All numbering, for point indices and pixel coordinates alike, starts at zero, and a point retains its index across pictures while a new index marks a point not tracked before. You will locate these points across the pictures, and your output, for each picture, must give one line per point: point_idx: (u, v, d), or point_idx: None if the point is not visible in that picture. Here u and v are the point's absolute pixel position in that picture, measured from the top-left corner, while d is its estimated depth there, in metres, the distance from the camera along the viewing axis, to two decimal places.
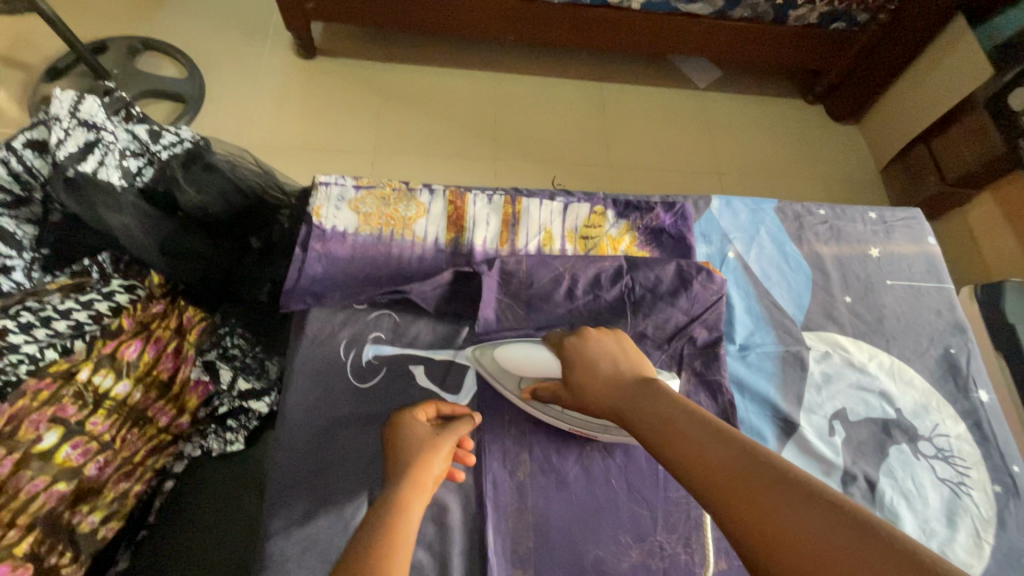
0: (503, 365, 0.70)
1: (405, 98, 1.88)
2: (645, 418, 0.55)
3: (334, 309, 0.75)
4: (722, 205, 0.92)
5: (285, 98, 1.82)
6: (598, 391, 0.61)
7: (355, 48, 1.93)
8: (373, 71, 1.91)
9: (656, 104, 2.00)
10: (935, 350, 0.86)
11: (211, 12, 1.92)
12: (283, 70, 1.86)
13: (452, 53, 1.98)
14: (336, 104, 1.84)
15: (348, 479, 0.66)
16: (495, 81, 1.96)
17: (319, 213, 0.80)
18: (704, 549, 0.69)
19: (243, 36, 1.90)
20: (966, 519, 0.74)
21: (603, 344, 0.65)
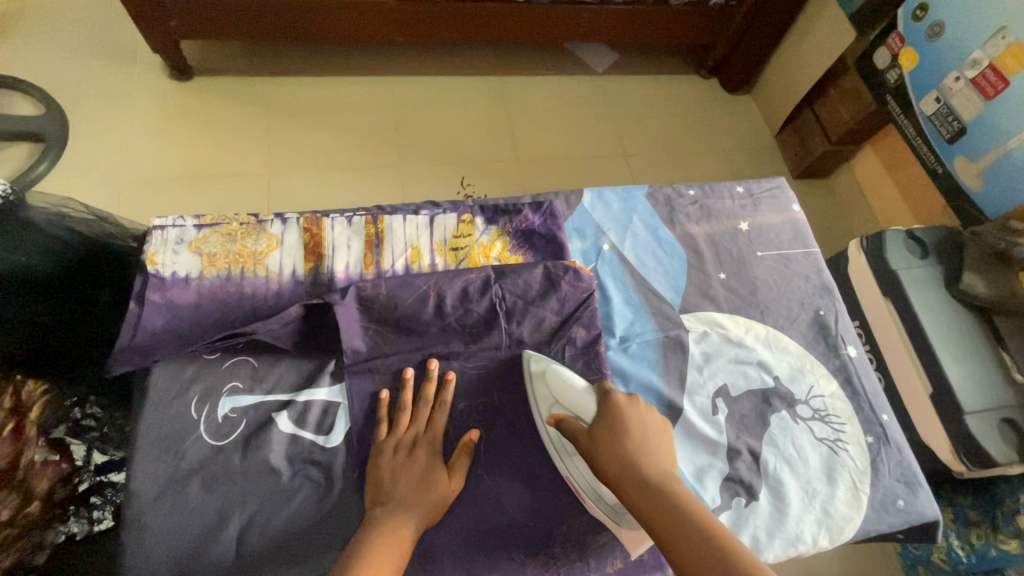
0: (551, 390, 0.71)
1: (296, 111, 1.78)
2: (656, 511, 0.56)
3: (180, 363, 0.69)
4: (594, 198, 0.91)
5: (161, 125, 1.68)
6: (614, 464, 0.61)
7: (234, 63, 1.81)
8: (258, 86, 1.80)
9: (558, 93, 2.00)
10: (805, 314, 0.89)
11: (64, 38, 1.74)
12: (155, 94, 1.72)
13: (343, 59, 1.90)
14: (220, 126, 1.72)
15: (212, 553, 0.61)
16: (390, 85, 1.89)
17: (154, 260, 0.73)
18: (601, 552, 0.69)
19: (105, 62, 1.74)
20: (844, 474, 0.78)
21: (637, 414, 0.65)
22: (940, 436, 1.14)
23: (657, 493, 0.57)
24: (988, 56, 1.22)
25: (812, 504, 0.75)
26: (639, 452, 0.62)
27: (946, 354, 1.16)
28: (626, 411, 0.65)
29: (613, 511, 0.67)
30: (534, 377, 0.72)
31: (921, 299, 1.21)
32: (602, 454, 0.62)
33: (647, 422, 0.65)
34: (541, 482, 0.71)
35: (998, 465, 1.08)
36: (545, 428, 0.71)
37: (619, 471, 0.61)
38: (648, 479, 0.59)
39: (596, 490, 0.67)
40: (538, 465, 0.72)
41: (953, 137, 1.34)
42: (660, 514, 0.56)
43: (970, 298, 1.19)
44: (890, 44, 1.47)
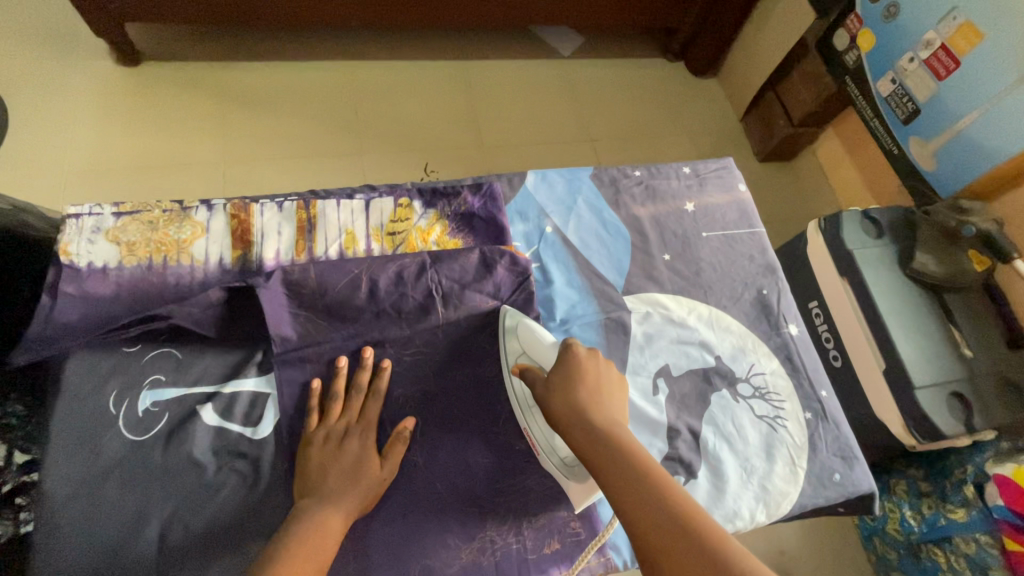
0: (523, 341, 0.71)
1: (253, 98, 1.73)
2: (598, 450, 0.56)
3: (98, 358, 0.66)
4: (537, 179, 0.90)
5: (108, 113, 1.61)
6: (565, 407, 0.61)
7: (185, 48, 1.74)
8: (211, 71, 1.73)
9: (523, 78, 1.97)
10: (749, 293, 0.90)
11: (1, 21, 1.65)
12: (101, 81, 1.65)
13: (302, 43, 1.85)
14: (171, 114, 1.65)
15: (130, 552, 0.59)
16: (350, 70, 1.84)
17: (66, 250, 0.69)
18: (538, 535, 0.69)
19: (47, 47, 1.65)
20: (782, 450, 0.79)
21: (593, 362, 0.65)
22: (891, 411, 1.16)
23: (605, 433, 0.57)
24: (940, 37, 1.22)
25: (749, 481, 0.76)
26: (591, 398, 0.61)
27: (898, 331, 1.17)
28: (585, 359, 0.65)
29: (564, 465, 0.66)
30: (507, 330, 0.73)
31: (874, 276, 1.22)
32: (555, 397, 0.62)
33: (603, 371, 0.65)
34: (479, 468, 0.70)
35: (945, 437, 1.11)
36: (511, 380, 0.72)
37: (569, 413, 0.60)
38: (597, 423, 0.59)
39: (551, 443, 0.67)
40: (476, 451, 0.71)
41: (908, 118, 1.34)
42: (603, 454, 0.56)
43: (921, 276, 1.21)
44: (849, 25, 1.44)
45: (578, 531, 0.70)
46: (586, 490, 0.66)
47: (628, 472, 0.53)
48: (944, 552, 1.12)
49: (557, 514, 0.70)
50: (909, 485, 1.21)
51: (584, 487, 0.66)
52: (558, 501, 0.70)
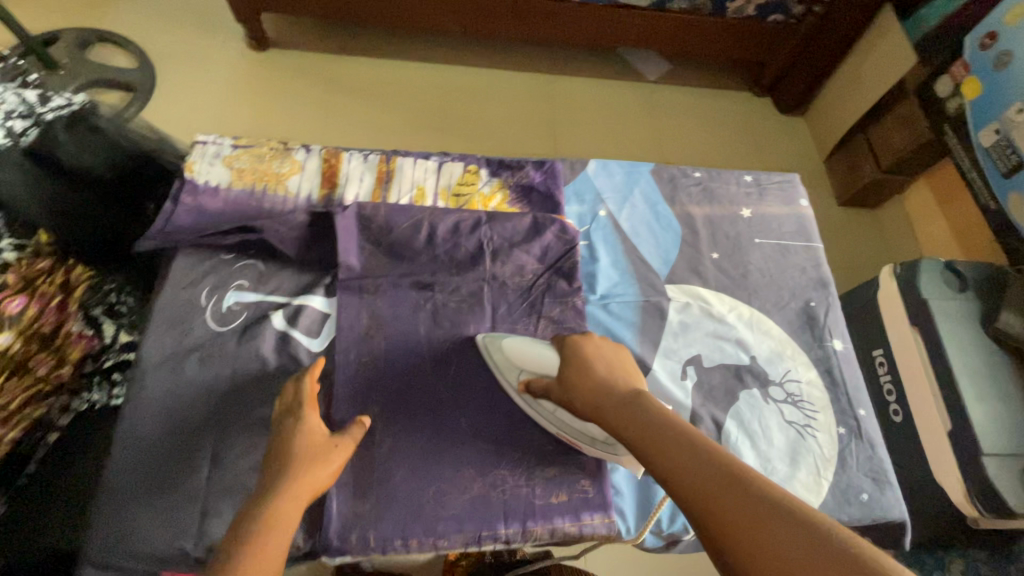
0: (508, 357, 0.74)
1: (355, 88, 1.92)
2: (621, 415, 0.61)
3: (198, 257, 0.78)
4: (598, 167, 0.95)
5: (235, 88, 1.86)
6: (586, 390, 0.67)
7: (307, 39, 1.97)
8: (324, 62, 1.95)
9: (604, 96, 2.04)
10: (795, 303, 0.89)
11: (165, 5, 1.96)
12: (234, 60, 1.90)
13: (405, 45, 2.03)
14: (284, 94, 1.87)
15: (195, 422, 0.69)
16: (444, 72, 2.00)
17: (191, 168, 0.83)
18: (547, 483, 0.72)
19: (195, 28, 1.94)
20: (808, 458, 0.77)
21: (601, 349, 0.71)
22: (950, 471, 1.08)
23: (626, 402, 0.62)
24: None
25: None
26: (610, 376, 0.67)
27: (968, 389, 1.10)
28: (585, 344, 0.71)
29: (604, 444, 0.70)
30: (493, 354, 0.75)
31: (947, 326, 1.16)
32: (572, 382, 0.68)
33: (609, 354, 0.71)
34: (501, 413, 0.75)
35: (1014, 513, 1.01)
36: (522, 398, 0.74)
37: (591, 399, 0.65)
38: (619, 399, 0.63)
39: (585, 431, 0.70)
40: (500, 397, 0.76)
41: (1011, 170, 1.32)
42: (629, 423, 0.60)
43: (1006, 337, 1.13)
44: (955, 72, 1.46)
45: (587, 489, 0.72)
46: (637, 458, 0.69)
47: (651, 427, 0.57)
48: None
49: (569, 469, 0.73)
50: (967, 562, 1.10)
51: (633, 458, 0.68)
52: (570, 459, 0.74)
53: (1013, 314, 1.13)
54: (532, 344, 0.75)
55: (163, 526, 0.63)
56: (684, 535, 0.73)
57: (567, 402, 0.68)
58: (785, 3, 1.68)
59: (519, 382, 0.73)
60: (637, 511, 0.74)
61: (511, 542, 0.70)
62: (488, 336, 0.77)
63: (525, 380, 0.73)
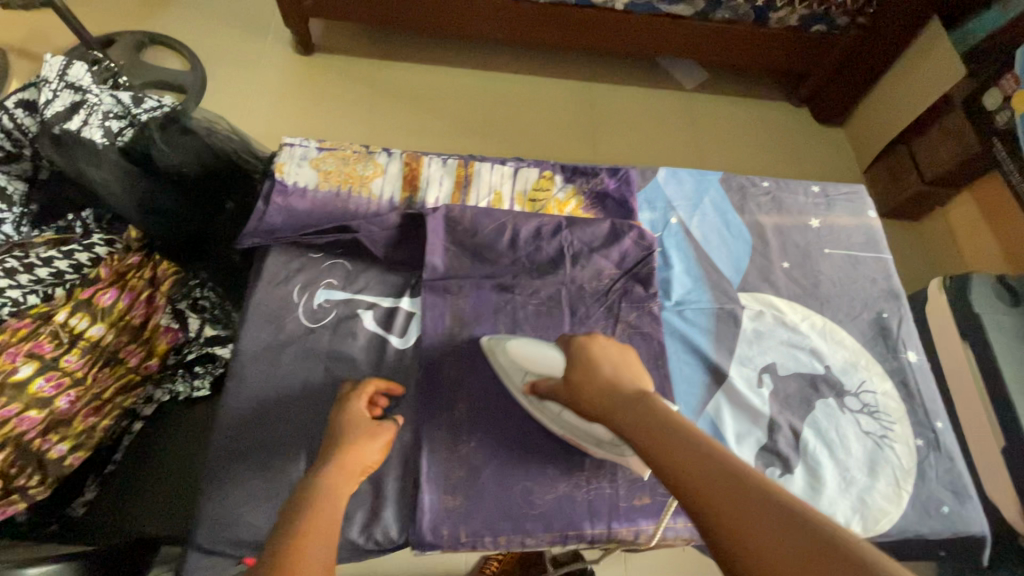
0: (515, 358, 0.73)
1: (399, 93, 1.95)
2: (630, 418, 0.59)
3: (290, 256, 0.80)
4: (668, 175, 0.96)
5: (282, 91, 1.90)
6: (594, 392, 0.64)
7: (350, 44, 2.01)
8: (368, 67, 1.99)
9: (642, 104, 2.05)
10: (868, 313, 0.89)
11: (215, 10, 2.01)
12: (281, 64, 1.95)
13: (446, 51, 2.06)
14: (329, 98, 1.91)
15: (292, 415, 0.72)
16: (482, 78, 2.03)
17: (281, 169, 0.85)
18: (631, 486, 0.73)
19: (244, 33, 1.98)
20: (887, 469, 0.77)
21: (606, 350, 0.68)
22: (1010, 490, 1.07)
23: (633, 404, 0.60)
24: None
25: (847, 490, 0.76)
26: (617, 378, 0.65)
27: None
28: (590, 346, 0.69)
29: (609, 445, 0.69)
30: (497, 356, 0.75)
31: (1006, 342, 1.15)
32: (580, 384, 0.66)
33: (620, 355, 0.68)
34: None
35: None
36: (525, 398, 0.73)
37: (600, 400, 0.63)
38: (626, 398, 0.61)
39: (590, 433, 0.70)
40: None
41: None
42: (634, 425, 0.58)
43: None
44: (1004, 85, 1.46)
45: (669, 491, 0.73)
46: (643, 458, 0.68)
47: (656, 430, 0.55)
48: None
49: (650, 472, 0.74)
50: None
51: (638, 457, 0.68)
52: None
53: None
54: (537, 346, 0.74)
55: (264, 516, 0.66)
56: None
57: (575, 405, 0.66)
58: (831, 15, 1.68)
59: (525, 385, 0.73)
60: None
61: (595, 542, 0.72)
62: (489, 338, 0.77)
63: (531, 382, 0.72)
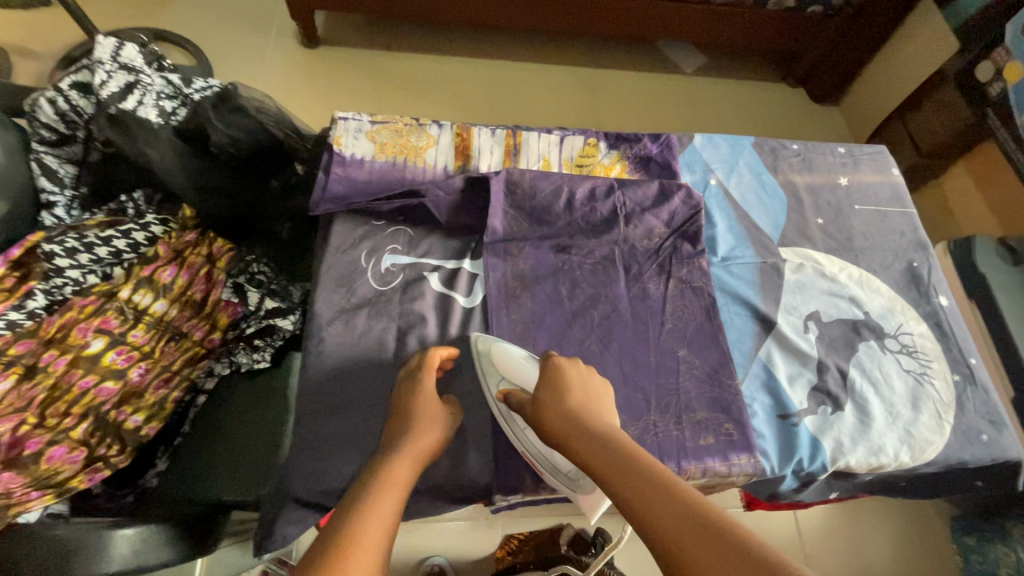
0: (497, 364, 0.74)
1: (407, 83, 1.98)
2: (596, 452, 0.61)
3: (354, 224, 0.83)
4: (704, 140, 1.00)
5: (291, 85, 1.91)
6: (560, 422, 0.66)
7: (353, 35, 2.03)
8: (374, 58, 2.00)
9: (644, 89, 2.10)
10: (899, 263, 0.95)
11: (216, 5, 2.00)
12: (288, 58, 1.96)
13: (450, 40, 2.08)
14: (338, 91, 1.93)
15: (372, 374, 0.74)
16: (484, 65, 2.06)
17: (339, 142, 0.88)
18: (695, 427, 0.77)
19: (247, 28, 1.98)
20: (929, 403, 0.82)
21: (580, 381, 0.70)
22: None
23: (601, 442, 0.62)
24: None
25: (895, 423, 0.80)
26: (582, 409, 0.67)
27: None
28: (566, 371, 0.71)
29: (569, 480, 0.71)
30: (480, 355, 0.75)
31: (1012, 298, 1.23)
32: (547, 414, 0.67)
33: (592, 387, 0.71)
34: (643, 364, 0.80)
35: None
36: (495, 402, 0.74)
37: (564, 430, 0.65)
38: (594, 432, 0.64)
39: (551, 461, 0.71)
40: (642, 350, 0.81)
41: None
42: (601, 458, 0.60)
43: None
44: (996, 58, 1.48)
45: (731, 432, 0.76)
46: (597, 502, 0.71)
47: (625, 470, 0.58)
48: None
49: (712, 414, 0.78)
50: None
51: (592, 499, 0.71)
52: (712, 405, 0.78)
53: None
54: (525, 359, 0.74)
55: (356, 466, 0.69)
56: (821, 474, 0.77)
57: (539, 426, 0.68)
58: None
59: (498, 392, 0.74)
60: (781, 453, 0.77)
61: None
62: (482, 335, 0.76)
63: (504, 391, 0.73)
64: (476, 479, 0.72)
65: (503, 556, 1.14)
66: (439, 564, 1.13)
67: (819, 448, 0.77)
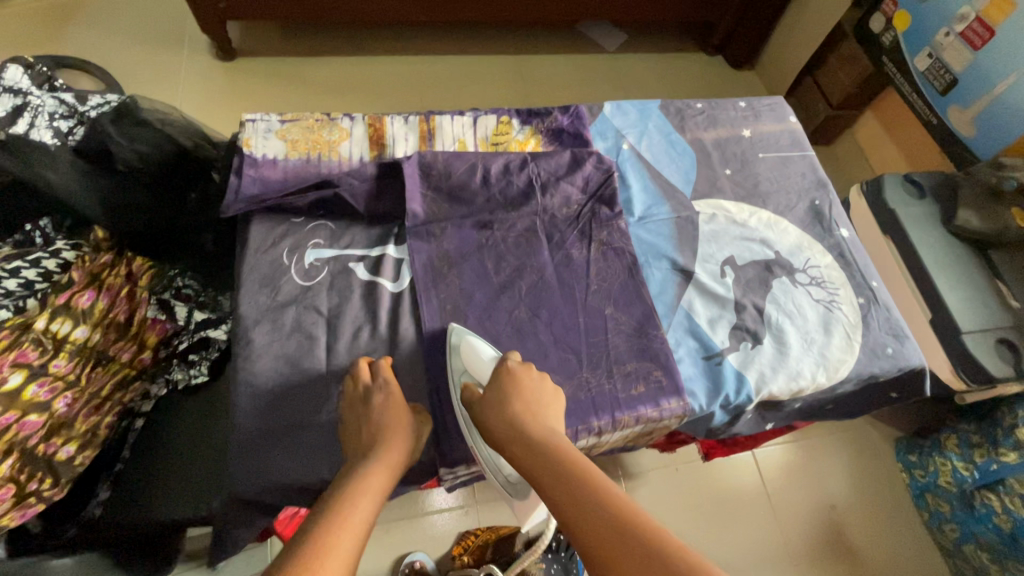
0: (465, 356, 0.76)
1: (335, 88, 1.96)
2: (535, 457, 0.65)
3: (273, 224, 0.82)
4: (613, 108, 1.04)
5: (212, 101, 1.86)
6: (504, 427, 0.69)
7: (273, 44, 1.99)
8: (298, 66, 1.97)
9: (572, 71, 2.14)
10: (803, 203, 1.01)
11: (120, 26, 1.92)
12: (205, 73, 1.90)
13: (374, 41, 2.07)
14: (265, 101, 1.89)
15: (308, 369, 0.74)
16: (409, 63, 2.05)
17: (248, 143, 0.87)
18: (626, 378, 0.80)
19: (158, 47, 1.91)
20: (838, 326, 0.89)
21: (534, 387, 0.72)
22: (938, 353, 1.25)
23: (541, 445, 0.66)
24: (974, 10, 1.35)
25: (810, 349, 0.87)
26: (529, 413, 0.70)
27: (942, 278, 1.28)
28: (521, 375, 0.73)
29: (507, 478, 0.78)
30: (452, 348, 0.77)
31: (915, 228, 1.33)
32: (493, 416, 0.70)
33: (539, 392, 0.72)
34: (573, 325, 0.83)
35: (995, 378, 1.19)
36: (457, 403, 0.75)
37: (508, 431, 0.68)
38: (531, 438, 0.67)
39: (496, 463, 0.75)
40: (569, 313, 0.84)
41: (947, 88, 1.46)
42: (541, 464, 0.64)
43: (965, 232, 1.30)
44: (885, 9, 1.58)
45: (660, 378, 0.81)
46: (529, 496, 0.80)
47: (558, 474, 0.62)
48: (998, 495, 1.24)
49: (641, 364, 0.82)
50: (961, 438, 1.34)
51: (526, 494, 0.79)
52: (640, 356, 0.82)
53: (968, 213, 1.29)
54: (490, 355, 0.76)
55: (298, 462, 0.69)
56: (748, 405, 0.83)
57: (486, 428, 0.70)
58: None
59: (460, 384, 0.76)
60: (707, 392, 0.82)
61: (603, 433, 0.79)
62: (455, 331, 0.78)
63: (465, 383, 0.76)
64: (421, 456, 0.75)
65: (462, 552, 1.13)
66: (419, 560, 1.13)
67: (743, 381, 0.83)
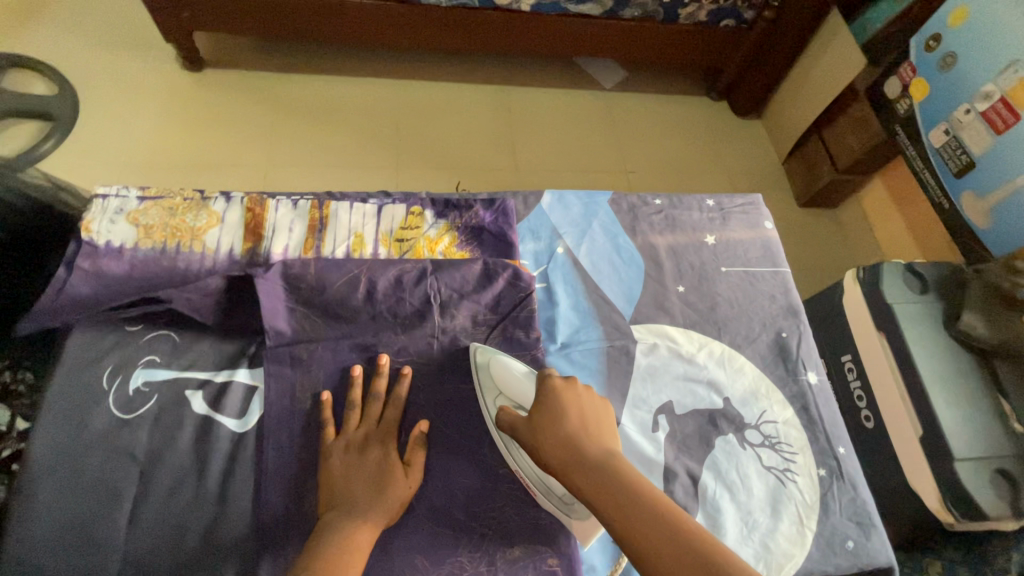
0: (497, 377, 0.69)
1: (279, 108, 1.60)
2: (597, 486, 0.53)
3: (97, 333, 0.67)
4: (553, 201, 0.89)
5: (111, 104, 1.51)
6: (556, 445, 0.57)
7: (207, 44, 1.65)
8: (236, 80, 1.62)
9: (583, 112, 1.79)
10: (767, 335, 0.84)
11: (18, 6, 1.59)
12: (112, 71, 1.56)
13: (324, 54, 1.70)
14: (181, 111, 1.54)
15: (101, 537, 0.59)
16: (371, 84, 1.70)
17: (88, 229, 0.72)
18: (510, 567, 0.64)
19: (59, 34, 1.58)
20: (791, 506, 0.72)
21: (583, 400, 0.61)
22: None
23: (606, 472, 0.54)
24: (999, 89, 1.09)
25: (751, 537, 0.70)
26: (581, 430, 0.58)
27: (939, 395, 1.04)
28: (564, 391, 0.61)
29: (562, 503, 0.63)
30: (479, 368, 0.70)
31: None
32: (540, 439, 0.58)
33: (588, 403, 0.60)
34: (457, 488, 0.67)
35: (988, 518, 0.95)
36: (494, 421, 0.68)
37: (558, 454, 0.57)
38: (589, 456, 0.55)
39: (545, 483, 0.64)
40: (456, 468, 0.68)
41: (961, 170, 1.19)
42: (601, 490, 0.53)
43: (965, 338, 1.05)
44: (901, 73, 1.31)
45: (555, 569, 0.64)
46: (590, 527, 0.63)
47: (637, 509, 0.50)
48: None
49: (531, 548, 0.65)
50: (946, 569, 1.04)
51: (587, 524, 0.63)
52: (534, 535, 0.65)
53: (974, 317, 1.05)
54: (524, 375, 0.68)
55: None
56: None
57: (535, 449, 0.59)
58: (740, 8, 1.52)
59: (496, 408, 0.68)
60: None
61: None
62: (483, 351, 0.71)
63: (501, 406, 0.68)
64: None
65: None
66: None
67: None
